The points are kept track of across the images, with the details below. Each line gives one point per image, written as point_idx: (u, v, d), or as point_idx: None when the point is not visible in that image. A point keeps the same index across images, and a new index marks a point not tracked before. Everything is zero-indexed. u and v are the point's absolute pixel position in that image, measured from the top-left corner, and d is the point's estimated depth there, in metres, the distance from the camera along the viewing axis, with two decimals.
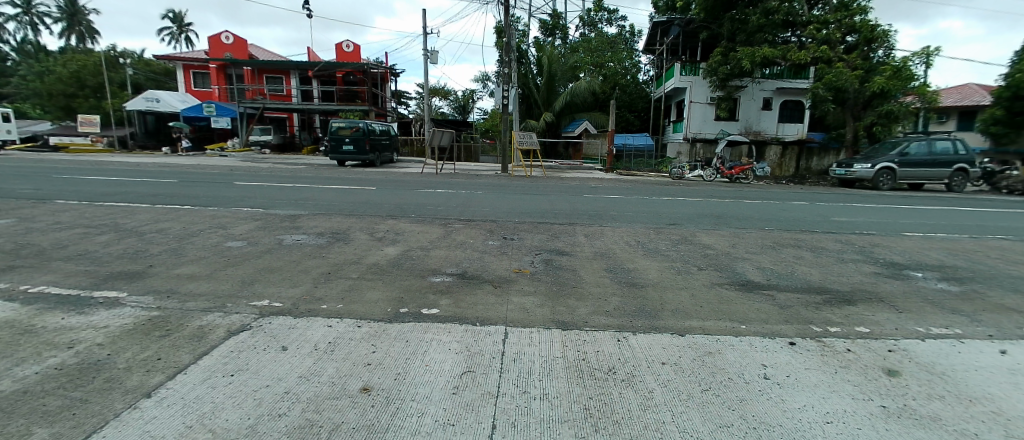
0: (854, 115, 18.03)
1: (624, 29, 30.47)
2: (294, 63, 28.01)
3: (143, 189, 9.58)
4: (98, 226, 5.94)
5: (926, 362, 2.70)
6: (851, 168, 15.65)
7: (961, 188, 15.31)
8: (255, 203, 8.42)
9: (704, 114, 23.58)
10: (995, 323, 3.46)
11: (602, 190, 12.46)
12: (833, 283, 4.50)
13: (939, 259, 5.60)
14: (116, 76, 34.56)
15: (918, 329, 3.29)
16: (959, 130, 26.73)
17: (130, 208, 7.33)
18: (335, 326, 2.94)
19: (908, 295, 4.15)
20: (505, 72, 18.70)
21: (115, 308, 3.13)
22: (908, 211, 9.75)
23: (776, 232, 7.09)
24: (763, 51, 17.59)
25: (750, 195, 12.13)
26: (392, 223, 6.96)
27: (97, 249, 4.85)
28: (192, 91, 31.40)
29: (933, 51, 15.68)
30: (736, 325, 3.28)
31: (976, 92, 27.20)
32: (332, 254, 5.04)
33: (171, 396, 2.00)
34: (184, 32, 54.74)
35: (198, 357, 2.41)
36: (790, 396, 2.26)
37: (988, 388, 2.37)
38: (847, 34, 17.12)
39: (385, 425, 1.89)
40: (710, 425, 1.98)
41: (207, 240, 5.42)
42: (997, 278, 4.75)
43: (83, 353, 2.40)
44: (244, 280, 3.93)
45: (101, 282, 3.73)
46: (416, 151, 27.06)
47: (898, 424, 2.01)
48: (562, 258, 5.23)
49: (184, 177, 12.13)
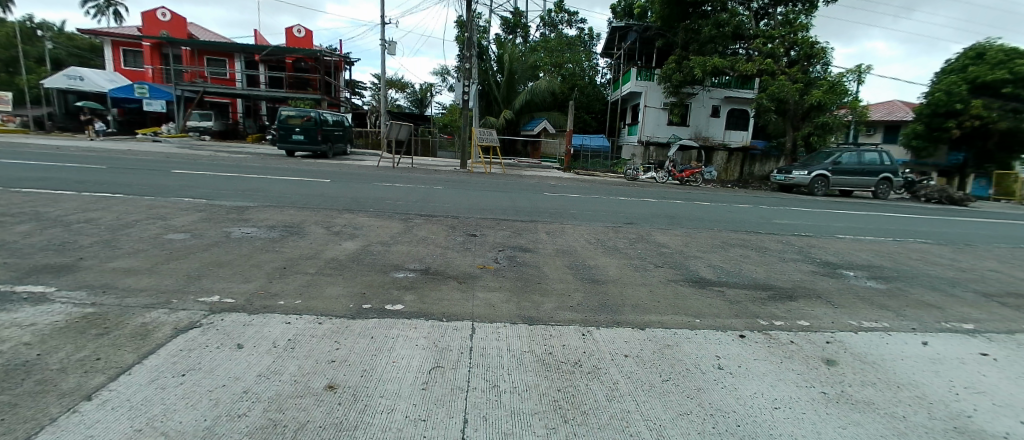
0: (794, 126, 19.41)
1: (583, 32, 31.27)
2: (240, 46, 26.21)
3: (65, 174, 8.68)
4: (13, 215, 5.30)
5: (859, 351, 2.99)
6: (790, 175, 16.90)
7: (885, 195, 16.96)
8: (197, 193, 7.86)
9: (657, 119, 24.60)
10: (918, 318, 3.89)
11: (559, 189, 12.71)
12: (777, 280, 4.87)
13: (869, 259, 6.18)
14: (31, 49, 30.99)
15: (851, 322, 3.63)
16: (884, 142, 29.54)
17: (51, 195, 6.62)
18: (294, 323, 2.82)
19: (842, 291, 4.58)
20: (466, 67, 18.55)
21: (42, 305, 2.83)
22: (840, 215, 10.65)
23: (725, 233, 7.54)
24: (713, 60, 18.61)
25: (698, 197, 12.79)
26: (348, 217, 6.72)
27: (15, 239, 4.35)
28: (123, 70, 28.75)
29: (864, 69, 17.17)
30: (691, 319, 3.47)
31: (899, 109, 30.20)
32: (286, 248, 4.80)
33: (116, 399, 1.84)
34: (112, 6, 49.90)
35: (143, 356, 2.23)
36: (743, 384, 2.43)
37: (912, 375, 2.67)
38: (790, 49, 18.35)
39: (354, 422, 1.85)
40: (673, 413, 2.09)
41: (146, 232, 4.99)
42: (918, 278, 5.33)
43: (8, 354, 2.15)
44: (190, 275, 3.67)
45: (23, 276, 3.35)
46: (372, 143, 26.32)
47: (837, 408, 2.21)
48: (525, 255, 5.29)
49: (112, 163, 11.09)
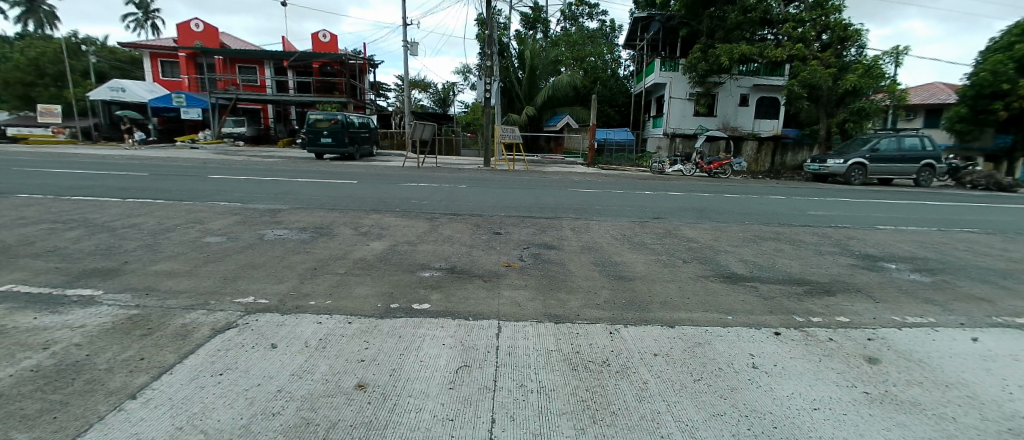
0: (828, 112, 18.54)
1: (605, 24, 30.74)
2: (268, 53, 27.09)
3: (113, 182, 9.19)
4: (66, 222, 5.64)
5: (904, 349, 2.81)
6: (824, 164, 16.16)
7: (928, 182, 16.01)
8: (232, 197, 8.16)
9: (683, 110, 23.94)
10: (966, 312, 3.63)
11: (584, 184, 12.56)
12: (813, 275, 4.64)
13: (912, 251, 5.83)
14: (78, 64, 32.90)
15: (895, 318, 3.43)
16: (925, 126, 27.87)
17: (99, 202, 7.02)
18: (325, 323, 2.88)
19: (884, 285, 4.34)
20: (487, 65, 18.48)
21: (91, 307, 2.98)
22: (881, 205, 10.10)
23: (757, 226, 7.27)
24: (741, 48, 17.96)
25: (728, 190, 12.38)
26: (375, 217, 6.83)
27: (67, 245, 4.62)
28: (161, 81, 30.19)
29: (902, 50, 16.23)
30: (723, 317, 3.36)
31: (943, 91, 28.38)
32: (316, 249, 4.92)
33: (159, 397, 1.93)
34: (151, 19, 52.43)
35: (183, 356, 2.32)
36: (779, 384, 2.32)
37: (962, 374, 2.49)
38: (822, 33, 17.50)
39: (384, 422, 1.86)
40: (705, 414, 2.02)
41: (185, 235, 5.23)
42: (966, 270, 4.99)
43: (60, 354, 2.28)
44: (227, 277, 3.81)
45: (74, 280, 3.55)
46: (396, 144, 26.73)
47: (883, 410, 2.08)
48: (550, 252, 5.25)
49: (155, 170, 11.66)
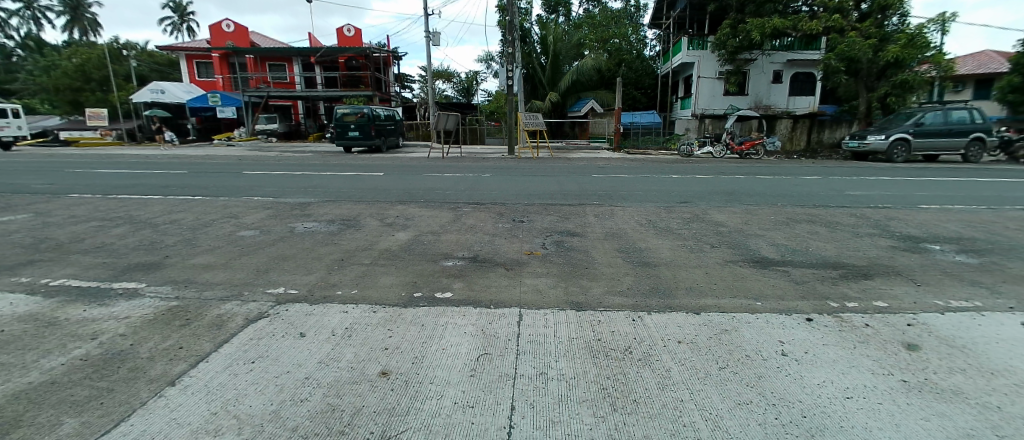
0: (868, 86, 17.44)
1: (629, 3, 29.80)
2: (296, 50, 27.78)
3: (157, 180, 9.69)
4: (113, 219, 6.00)
5: (947, 335, 2.64)
6: (864, 140, 15.24)
7: (978, 158, 14.91)
8: (265, 191, 8.47)
9: (713, 89, 22.99)
10: (1016, 295, 3.38)
11: (609, 169, 12.37)
12: (849, 258, 4.42)
13: (958, 231, 5.45)
14: (120, 68, 34.59)
15: (937, 302, 3.22)
16: (975, 99, 25.90)
17: (143, 200, 7.41)
18: (351, 312, 2.96)
19: (926, 268, 4.07)
20: (509, 52, 18.17)
21: (135, 299, 3.19)
22: (927, 183, 9.46)
23: (790, 208, 6.96)
24: (773, 21, 17.05)
25: (761, 171, 11.88)
26: (400, 208, 6.93)
27: (113, 241, 4.91)
28: (196, 81, 31.45)
29: (949, 17, 15.00)
30: (751, 303, 3.24)
31: (994, 59, 26.24)
32: (343, 240, 5.06)
33: (195, 384, 2.04)
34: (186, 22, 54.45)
35: (218, 345, 2.45)
36: (809, 372, 2.23)
37: (1011, 360, 2.33)
38: (861, 2, 16.39)
39: (405, 408, 1.90)
40: (729, 403, 1.97)
41: (220, 230, 5.47)
42: (1018, 250, 4.63)
43: (106, 344, 2.45)
44: (259, 269, 3.96)
45: (119, 274, 3.78)
46: (421, 135, 26.99)
47: (921, 399, 1.97)
48: (573, 239, 5.20)
49: (194, 168, 12.23)
